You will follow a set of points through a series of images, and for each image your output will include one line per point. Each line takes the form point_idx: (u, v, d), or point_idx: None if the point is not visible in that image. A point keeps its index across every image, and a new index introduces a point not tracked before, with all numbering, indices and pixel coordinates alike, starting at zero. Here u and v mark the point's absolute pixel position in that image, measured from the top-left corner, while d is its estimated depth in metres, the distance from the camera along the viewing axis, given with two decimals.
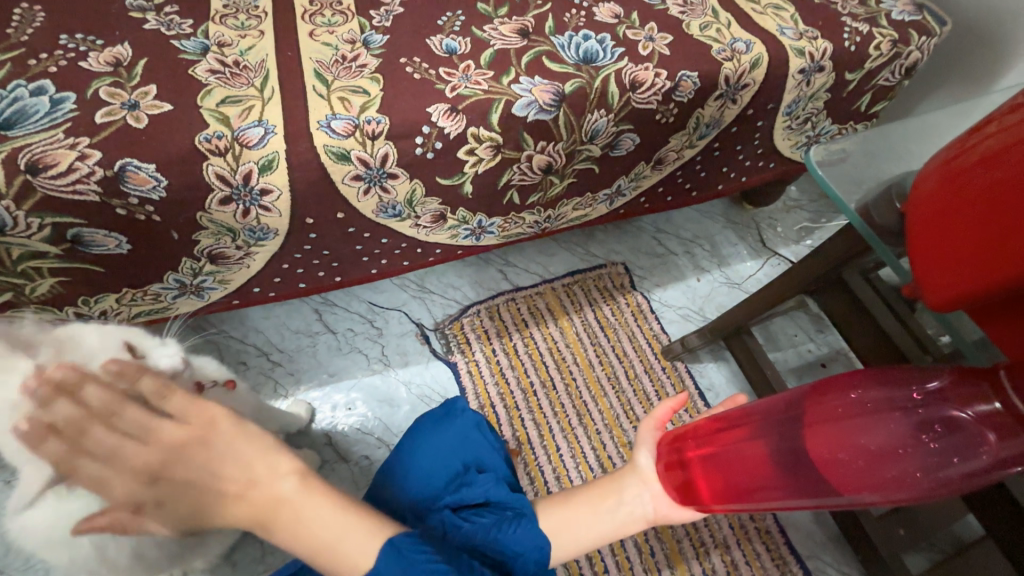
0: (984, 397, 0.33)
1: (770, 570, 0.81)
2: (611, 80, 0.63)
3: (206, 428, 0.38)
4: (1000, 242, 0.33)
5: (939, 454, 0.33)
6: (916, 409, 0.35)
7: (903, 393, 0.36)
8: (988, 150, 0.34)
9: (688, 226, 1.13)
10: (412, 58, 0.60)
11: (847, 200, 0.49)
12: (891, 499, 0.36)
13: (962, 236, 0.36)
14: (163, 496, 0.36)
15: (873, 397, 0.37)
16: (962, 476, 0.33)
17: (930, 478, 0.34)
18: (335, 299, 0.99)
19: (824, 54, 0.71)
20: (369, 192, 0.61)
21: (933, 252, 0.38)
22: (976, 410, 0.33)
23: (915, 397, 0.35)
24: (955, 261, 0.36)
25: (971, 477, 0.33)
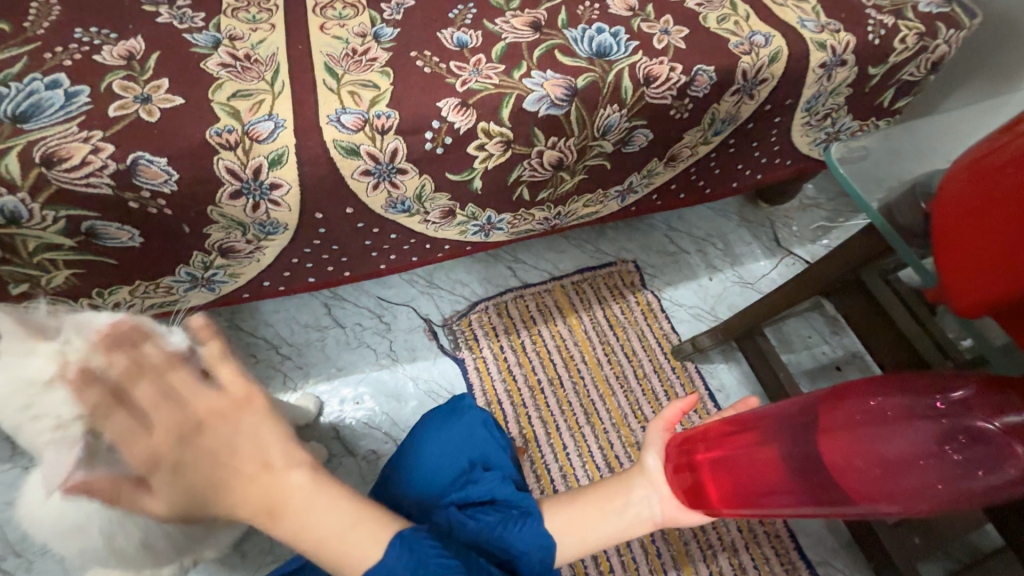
0: (1013, 407, 0.32)
1: (779, 575, 0.80)
2: (625, 74, 0.62)
3: (241, 405, 0.38)
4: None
5: (963, 466, 0.32)
6: (939, 418, 0.34)
7: (925, 401, 0.35)
8: (1020, 150, 0.32)
9: (701, 224, 1.11)
10: (422, 52, 0.59)
11: (869, 199, 0.47)
12: (910, 511, 0.35)
13: (989, 241, 0.34)
14: (176, 469, 0.35)
15: (893, 405, 0.36)
16: (986, 489, 0.32)
17: (952, 490, 0.32)
18: (344, 293, 1.00)
19: (846, 47, 0.68)
20: (377, 187, 0.61)
21: (959, 257, 0.36)
22: (1004, 421, 0.31)
23: (938, 407, 0.34)
24: (981, 267, 0.35)
25: (995, 491, 0.32)
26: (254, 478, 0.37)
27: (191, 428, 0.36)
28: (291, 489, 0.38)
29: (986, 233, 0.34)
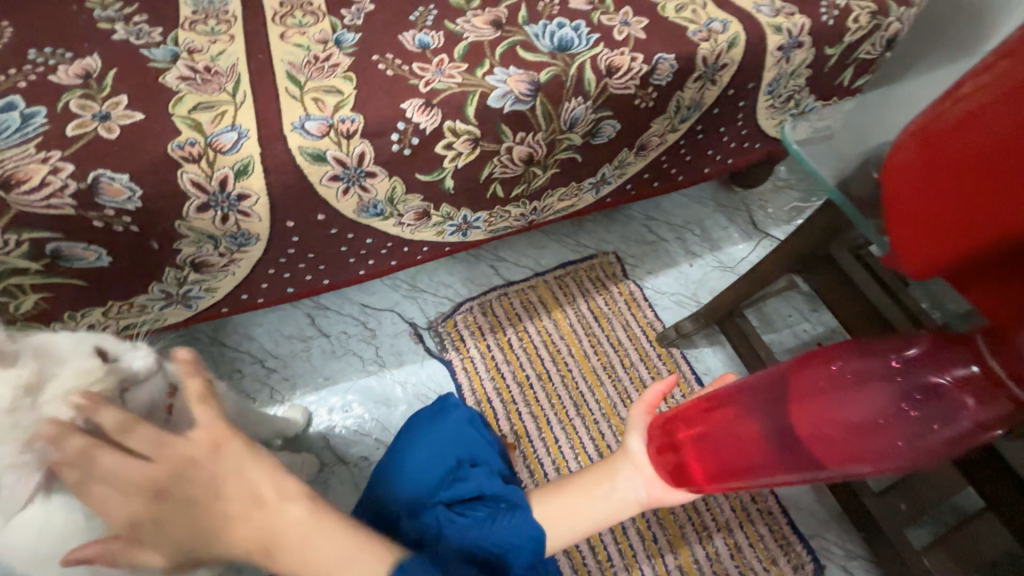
0: (963, 360, 0.32)
1: (773, 551, 0.81)
2: (587, 67, 0.62)
3: (216, 446, 0.39)
4: (976, 207, 0.33)
5: (921, 423, 0.33)
6: (895, 377, 0.34)
7: (882, 361, 0.35)
8: (961, 114, 0.33)
9: (678, 211, 1.12)
10: (385, 55, 0.59)
11: (830, 174, 0.48)
12: (883, 469, 0.36)
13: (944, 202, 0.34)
14: (158, 526, 0.36)
15: (853, 368, 0.36)
16: (946, 441, 0.33)
17: (913, 446, 0.33)
18: (327, 303, 0.99)
19: (801, 29, 0.70)
20: (348, 192, 0.61)
21: (910, 223, 0.37)
22: (954, 374, 0.32)
23: (894, 366, 0.35)
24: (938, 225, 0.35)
25: (954, 442, 0.33)
26: (250, 511, 0.38)
27: (169, 479, 0.36)
28: (285, 520, 0.39)
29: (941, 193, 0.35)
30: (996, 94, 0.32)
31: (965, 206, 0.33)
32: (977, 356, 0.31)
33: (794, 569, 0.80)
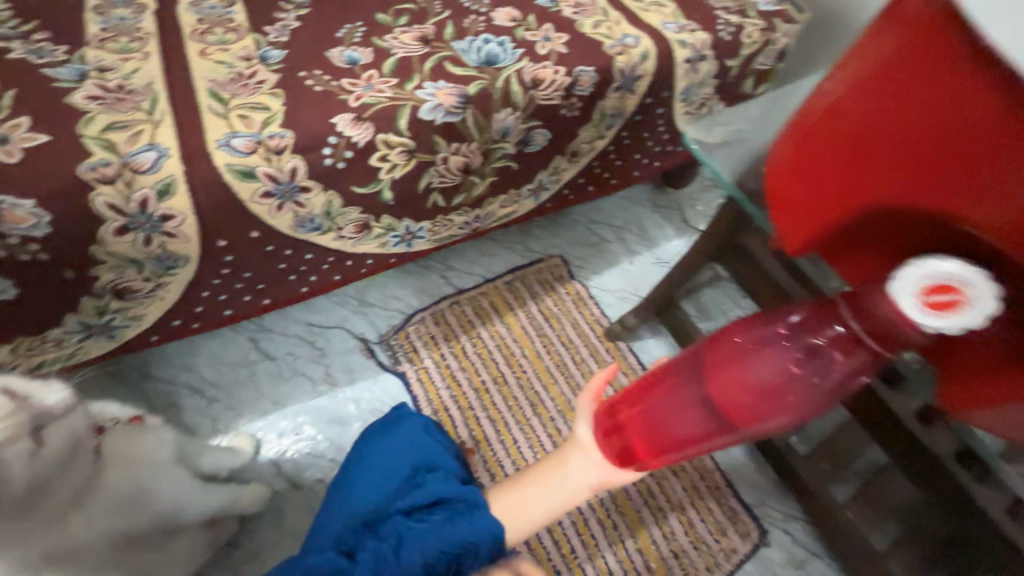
0: (831, 322, 0.37)
1: (724, 523, 0.86)
2: (513, 80, 0.66)
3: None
4: (854, 187, 0.35)
5: (807, 379, 0.38)
6: (784, 342, 0.39)
7: (772, 329, 0.40)
8: (829, 104, 0.35)
9: (617, 213, 1.19)
10: (313, 71, 0.60)
11: (727, 170, 0.55)
12: (789, 421, 0.41)
13: (824, 186, 0.37)
14: None
15: (751, 338, 0.40)
16: (829, 391, 0.38)
17: (806, 399, 0.39)
18: (271, 325, 0.96)
19: (704, 44, 0.78)
20: (282, 208, 0.60)
21: (796, 209, 0.39)
22: (827, 334, 0.37)
23: (782, 332, 0.39)
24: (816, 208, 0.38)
25: (835, 390, 0.39)
26: None
27: None
28: None
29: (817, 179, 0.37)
30: (848, 82, 0.34)
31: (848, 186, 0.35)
32: (841, 317, 0.37)
33: (741, 538, 0.85)
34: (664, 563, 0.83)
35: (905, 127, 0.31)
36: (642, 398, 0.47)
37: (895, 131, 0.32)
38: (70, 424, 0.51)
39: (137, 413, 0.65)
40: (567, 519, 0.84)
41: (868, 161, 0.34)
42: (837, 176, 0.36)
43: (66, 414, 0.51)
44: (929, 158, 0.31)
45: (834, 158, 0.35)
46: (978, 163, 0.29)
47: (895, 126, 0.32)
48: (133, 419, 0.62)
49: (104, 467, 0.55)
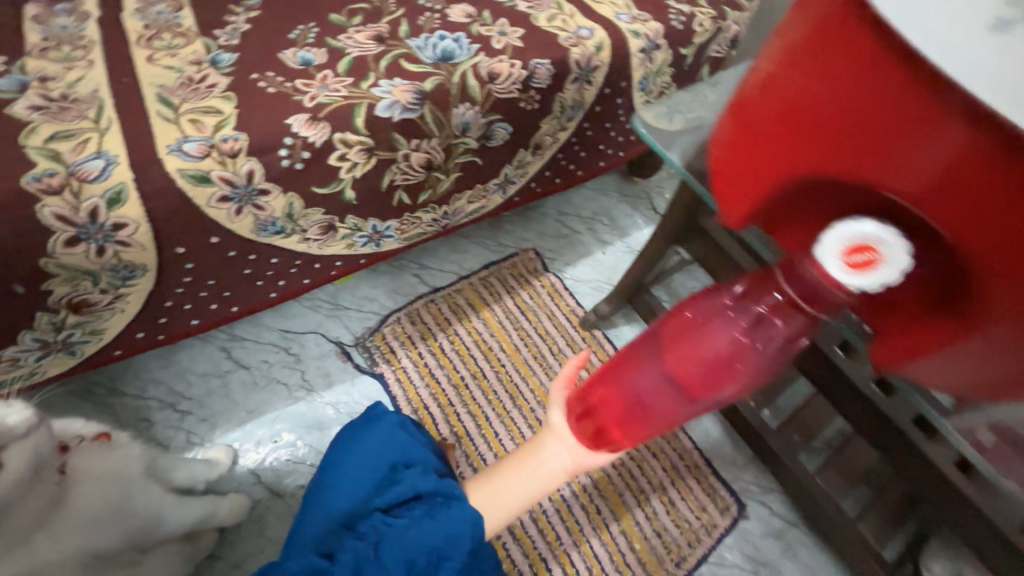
0: (771, 289, 0.39)
1: (704, 501, 0.88)
2: (470, 75, 0.67)
3: None
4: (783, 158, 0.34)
5: (753, 345, 0.40)
6: (731, 312, 0.40)
7: (720, 301, 0.41)
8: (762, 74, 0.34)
9: (588, 205, 1.21)
10: (266, 72, 0.60)
11: (672, 158, 0.58)
12: (743, 387, 0.43)
13: (756, 164, 0.36)
14: None
15: (701, 311, 0.42)
16: (774, 354, 0.40)
17: (754, 364, 0.40)
18: (244, 333, 0.95)
19: (657, 33, 0.80)
20: (241, 212, 0.60)
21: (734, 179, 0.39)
22: (768, 301, 0.39)
23: (728, 303, 0.41)
24: (748, 188, 0.38)
25: (780, 353, 0.40)
26: None
27: None
28: None
29: (748, 159, 0.37)
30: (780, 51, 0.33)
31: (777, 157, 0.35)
32: (779, 283, 0.38)
33: (721, 513, 0.87)
34: (648, 543, 0.85)
35: (825, 96, 0.30)
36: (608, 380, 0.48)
37: (819, 102, 0.31)
38: (39, 441, 0.51)
39: (105, 429, 0.63)
40: (550, 506, 0.86)
41: (795, 134, 0.33)
42: (767, 154, 0.35)
43: (31, 434, 0.50)
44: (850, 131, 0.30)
45: (766, 128, 0.35)
46: (895, 130, 0.28)
47: (817, 98, 0.31)
48: (99, 436, 0.60)
49: (69, 487, 0.53)
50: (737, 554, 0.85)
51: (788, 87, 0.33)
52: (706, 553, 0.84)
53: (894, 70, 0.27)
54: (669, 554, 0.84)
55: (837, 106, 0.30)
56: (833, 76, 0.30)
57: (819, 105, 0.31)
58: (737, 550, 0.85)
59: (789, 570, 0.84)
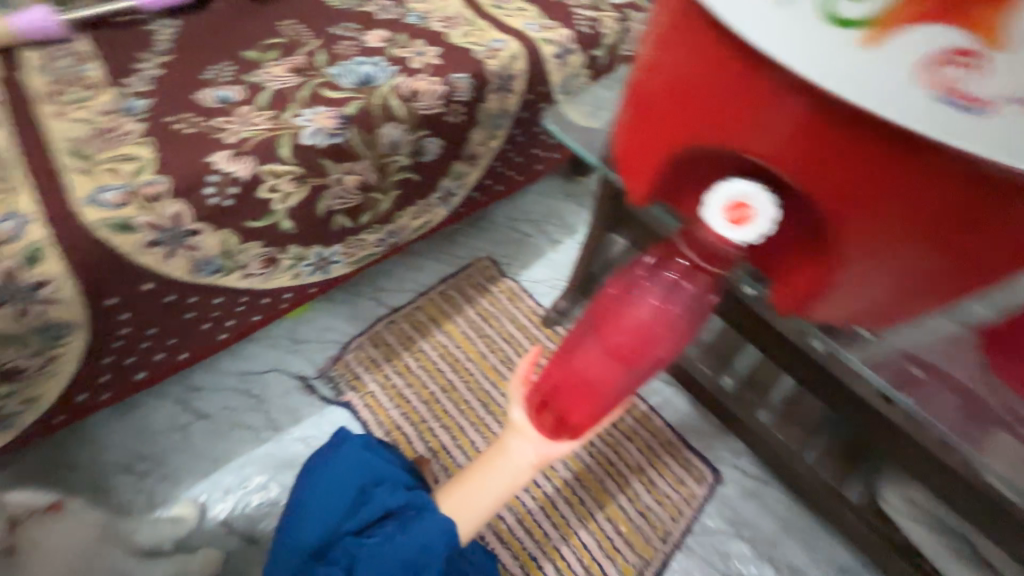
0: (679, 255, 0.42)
1: (682, 474, 0.91)
2: (391, 95, 0.69)
3: None
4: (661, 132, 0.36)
5: (673, 306, 0.43)
6: (648, 279, 0.44)
7: (638, 272, 0.45)
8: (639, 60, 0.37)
9: (535, 208, 1.24)
10: (183, 115, 0.60)
11: (586, 152, 0.65)
12: (674, 348, 0.45)
13: (642, 142, 0.39)
14: None
15: (623, 285, 0.45)
16: (691, 313, 0.44)
17: (678, 323, 0.43)
18: (199, 382, 0.92)
19: (567, 39, 0.84)
20: (172, 255, 0.59)
21: (631, 161, 0.41)
22: (677, 266, 0.43)
23: (644, 273, 0.44)
24: (638, 169, 0.40)
25: (696, 312, 0.44)
26: None
27: None
28: None
29: (636, 141, 0.39)
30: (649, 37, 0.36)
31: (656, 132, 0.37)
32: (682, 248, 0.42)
33: (699, 483, 0.90)
34: (634, 525, 0.86)
35: (681, 70, 0.33)
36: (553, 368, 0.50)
37: (678, 75, 0.33)
38: None
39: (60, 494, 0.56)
40: (534, 504, 0.87)
41: (664, 108, 0.35)
42: (648, 130, 0.38)
43: None
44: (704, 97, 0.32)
45: (645, 106, 0.37)
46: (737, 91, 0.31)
47: (675, 74, 0.34)
48: None
49: None
50: (720, 520, 0.87)
51: (656, 68, 0.35)
52: (690, 524, 0.87)
53: (731, 46, 0.30)
54: (655, 532, 0.86)
55: (694, 86, 0.33)
56: (689, 57, 0.32)
57: (678, 79, 0.33)
58: (719, 516, 0.88)
59: (769, 526, 0.87)
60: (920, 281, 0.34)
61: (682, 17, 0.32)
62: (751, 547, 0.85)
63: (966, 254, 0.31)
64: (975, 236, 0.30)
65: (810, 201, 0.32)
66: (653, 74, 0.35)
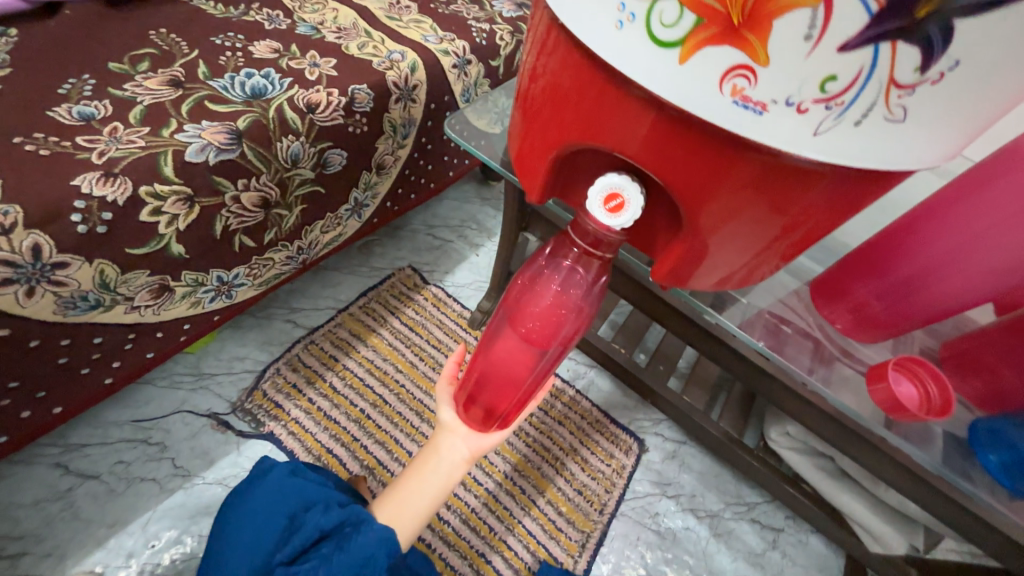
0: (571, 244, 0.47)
1: (611, 448, 0.98)
2: (286, 108, 0.66)
3: None
4: (542, 132, 0.40)
5: (570, 291, 0.47)
6: (548, 269, 0.48)
7: (540, 264, 0.49)
8: (522, 64, 0.40)
9: (453, 214, 1.26)
10: (32, 135, 0.53)
11: (490, 159, 0.68)
12: (580, 328, 0.50)
13: (530, 140, 0.42)
14: None
15: (527, 276, 0.49)
16: (588, 296, 0.48)
17: (578, 304, 0.47)
18: (82, 439, 0.80)
19: (464, 50, 0.88)
20: (34, 292, 0.53)
21: (523, 159, 0.44)
22: (571, 255, 0.47)
23: (545, 263, 0.49)
24: (526, 165, 0.44)
25: (592, 295, 0.48)
26: None
27: None
28: None
29: (522, 138, 0.43)
30: (526, 45, 0.39)
31: (539, 132, 0.40)
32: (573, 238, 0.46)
33: (627, 454, 0.98)
34: (573, 504, 0.92)
35: (549, 74, 0.36)
36: (475, 368, 0.56)
37: (547, 79, 0.36)
38: None
39: None
40: (477, 503, 0.89)
41: (541, 109, 0.38)
42: (533, 130, 0.41)
43: None
44: (568, 97, 0.35)
45: (528, 108, 0.40)
46: (590, 92, 0.33)
47: (545, 78, 0.36)
48: None
49: None
50: (647, 484, 0.96)
51: (532, 73, 0.38)
52: (622, 493, 0.94)
53: (580, 52, 0.32)
54: (593, 506, 0.92)
55: (556, 87, 0.36)
56: (549, 59, 0.35)
57: (548, 83, 0.36)
58: (646, 481, 0.96)
59: (688, 481, 0.97)
60: (763, 253, 0.37)
61: (544, 23, 0.35)
62: (676, 503, 0.95)
63: (791, 229, 0.34)
64: (795, 213, 0.33)
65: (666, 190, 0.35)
66: (529, 77, 0.39)
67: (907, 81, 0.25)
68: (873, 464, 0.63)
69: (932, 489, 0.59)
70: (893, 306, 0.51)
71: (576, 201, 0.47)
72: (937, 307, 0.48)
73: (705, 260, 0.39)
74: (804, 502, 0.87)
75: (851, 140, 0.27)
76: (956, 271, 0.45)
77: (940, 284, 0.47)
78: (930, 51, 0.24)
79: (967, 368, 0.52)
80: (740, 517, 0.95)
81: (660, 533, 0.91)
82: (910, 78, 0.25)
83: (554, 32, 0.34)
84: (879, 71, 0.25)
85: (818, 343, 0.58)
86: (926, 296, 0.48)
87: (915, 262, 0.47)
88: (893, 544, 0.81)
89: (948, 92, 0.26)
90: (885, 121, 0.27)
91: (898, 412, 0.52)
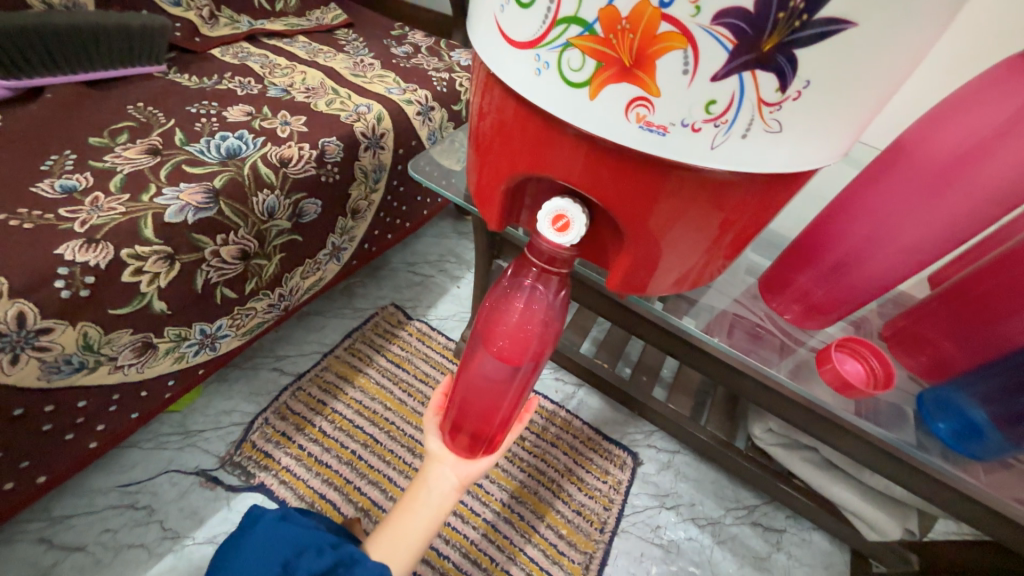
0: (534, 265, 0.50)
1: (605, 464, 0.99)
2: (259, 164, 0.71)
3: None
4: (494, 165, 0.44)
5: (536, 308, 0.50)
6: (514, 289, 0.52)
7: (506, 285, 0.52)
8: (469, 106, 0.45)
9: (432, 249, 1.30)
10: (17, 210, 0.56)
11: (455, 196, 0.73)
12: (549, 342, 0.52)
13: (485, 174, 0.46)
14: None
15: (494, 297, 0.52)
16: (554, 311, 0.51)
17: (544, 320, 0.50)
18: (66, 511, 0.78)
19: (426, 98, 0.94)
20: (19, 360, 0.54)
21: (481, 191, 0.48)
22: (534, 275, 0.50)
23: (511, 284, 0.52)
24: (483, 196, 0.48)
25: (557, 309, 0.51)
26: None
27: None
28: None
29: (477, 172, 0.47)
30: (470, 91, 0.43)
31: (492, 165, 0.44)
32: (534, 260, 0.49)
33: (621, 468, 0.99)
34: (573, 525, 0.91)
35: (493, 116, 0.40)
36: (456, 395, 0.59)
37: (491, 119, 0.41)
38: None
39: None
40: (476, 534, 0.88)
41: (491, 146, 0.43)
42: (486, 164, 0.45)
43: None
44: (512, 135, 0.40)
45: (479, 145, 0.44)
46: (529, 130, 0.38)
47: (490, 120, 0.41)
48: None
49: None
50: (646, 497, 0.96)
51: (479, 114, 0.42)
52: (621, 509, 0.94)
53: (514, 97, 0.37)
54: (592, 525, 0.91)
55: (499, 126, 0.40)
56: (490, 103, 0.40)
57: (493, 123, 0.41)
58: (644, 494, 0.96)
59: (686, 490, 0.98)
60: (707, 252, 0.41)
61: (482, 73, 0.40)
62: (676, 514, 0.95)
63: (725, 228, 0.38)
64: (725, 213, 0.37)
65: (605, 207, 0.39)
66: (476, 117, 0.43)
67: (773, 99, 0.30)
68: (850, 449, 0.66)
69: (908, 467, 0.61)
70: (833, 292, 0.55)
71: (531, 225, 0.51)
72: (869, 288, 0.52)
73: (658, 264, 0.42)
74: (799, 498, 0.88)
75: (742, 151, 0.32)
76: (878, 254, 0.50)
77: (868, 267, 0.51)
78: (785, 75, 0.29)
79: (912, 346, 0.57)
80: (741, 521, 0.95)
81: (664, 546, 0.91)
82: (774, 96, 0.30)
83: (491, 80, 0.39)
84: (748, 94, 0.29)
85: (778, 337, 0.62)
86: (857, 278, 0.52)
87: (843, 250, 0.51)
88: (888, 530, 0.82)
89: (810, 106, 0.30)
90: (765, 132, 0.31)
91: (848, 391, 0.57)
